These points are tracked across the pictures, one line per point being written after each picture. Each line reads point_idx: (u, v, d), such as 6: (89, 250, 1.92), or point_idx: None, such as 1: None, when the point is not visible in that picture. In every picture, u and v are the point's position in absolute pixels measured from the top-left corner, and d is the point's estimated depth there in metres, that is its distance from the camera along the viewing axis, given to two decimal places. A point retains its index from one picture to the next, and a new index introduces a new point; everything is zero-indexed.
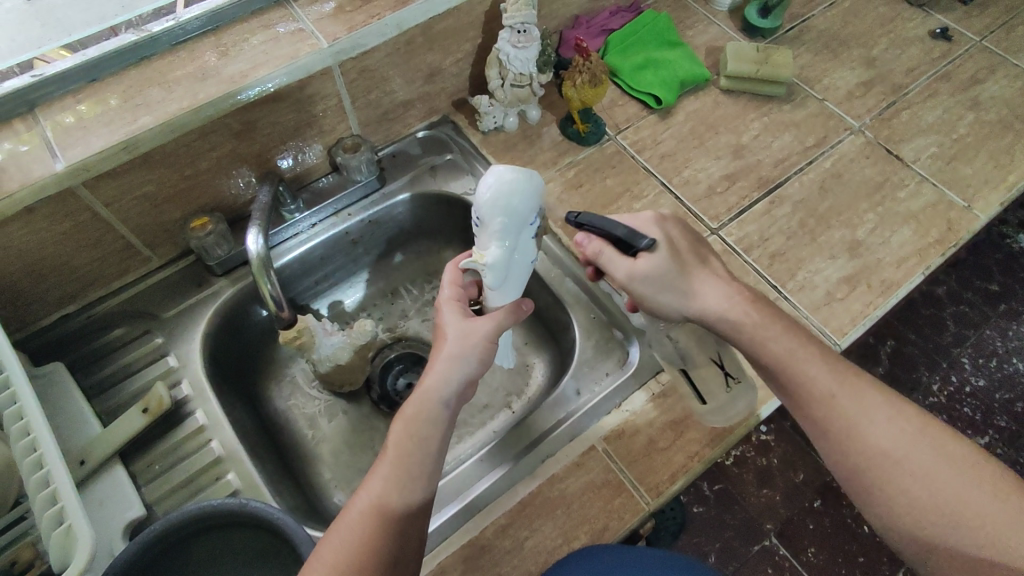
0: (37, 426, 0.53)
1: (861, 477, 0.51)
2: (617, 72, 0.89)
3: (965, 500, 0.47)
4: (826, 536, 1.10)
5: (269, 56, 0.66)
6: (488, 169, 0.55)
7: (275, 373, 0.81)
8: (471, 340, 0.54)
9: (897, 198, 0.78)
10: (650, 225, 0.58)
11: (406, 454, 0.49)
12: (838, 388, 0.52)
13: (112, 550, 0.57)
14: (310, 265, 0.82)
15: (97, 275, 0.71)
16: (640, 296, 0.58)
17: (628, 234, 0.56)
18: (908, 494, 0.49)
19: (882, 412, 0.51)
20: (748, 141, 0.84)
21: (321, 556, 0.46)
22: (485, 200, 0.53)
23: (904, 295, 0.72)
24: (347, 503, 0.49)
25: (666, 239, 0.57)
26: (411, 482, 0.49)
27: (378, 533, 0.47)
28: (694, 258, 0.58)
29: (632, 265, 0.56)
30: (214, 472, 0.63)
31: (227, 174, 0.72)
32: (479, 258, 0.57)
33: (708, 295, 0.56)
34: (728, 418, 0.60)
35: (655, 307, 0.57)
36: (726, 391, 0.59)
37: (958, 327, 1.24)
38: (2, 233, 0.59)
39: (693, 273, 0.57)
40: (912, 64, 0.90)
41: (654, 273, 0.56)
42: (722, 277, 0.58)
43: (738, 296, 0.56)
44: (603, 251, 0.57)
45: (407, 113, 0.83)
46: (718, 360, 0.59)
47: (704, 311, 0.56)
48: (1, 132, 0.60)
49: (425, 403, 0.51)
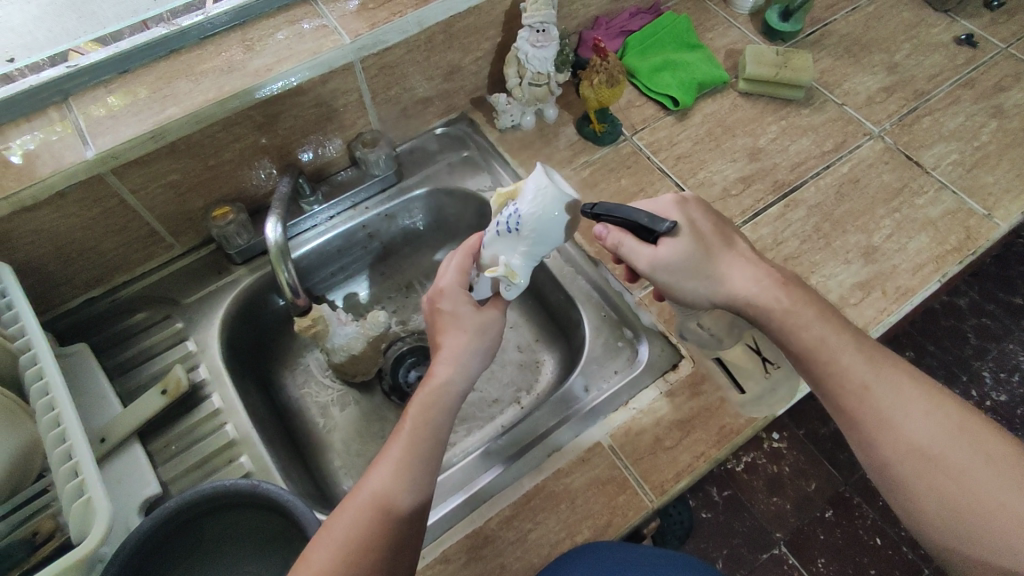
0: (62, 402, 0.55)
1: (888, 471, 0.50)
2: (635, 74, 0.89)
3: (1002, 503, 0.46)
4: (837, 547, 1.09)
5: (291, 51, 0.67)
6: (537, 182, 0.54)
7: (289, 362, 0.83)
8: (487, 333, 0.56)
9: (916, 205, 0.78)
10: (671, 209, 0.58)
11: (419, 441, 0.51)
12: (871, 377, 0.51)
13: (128, 526, 0.58)
14: (326, 257, 0.83)
15: (123, 260, 0.74)
16: (666, 284, 0.58)
17: (649, 220, 0.55)
18: (940, 492, 0.47)
19: (918, 407, 0.50)
20: (765, 144, 0.84)
21: (332, 533, 0.47)
22: (543, 217, 0.53)
23: (919, 302, 0.71)
24: (356, 484, 0.50)
25: (688, 222, 0.57)
26: (422, 467, 0.50)
27: (385, 515, 0.48)
28: (719, 240, 0.58)
29: (654, 253, 0.56)
30: (228, 454, 0.65)
31: (249, 165, 0.73)
32: (512, 275, 0.55)
33: (734, 277, 0.56)
34: (774, 406, 0.61)
35: (683, 295, 0.58)
36: (765, 377, 0.59)
37: (978, 340, 1.22)
38: (34, 217, 0.61)
39: (720, 255, 0.57)
40: (935, 70, 0.89)
41: (678, 258, 0.56)
42: (748, 257, 0.57)
43: (766, 276, 0.56)
44: (624, 241, 0.57)
45: (425, 109, 0.85)
46: (753, 345, 0.59)
47: (733, 295, 0.56)
48: (36, 120, 0.62)
49: (441, 393, 0.53)
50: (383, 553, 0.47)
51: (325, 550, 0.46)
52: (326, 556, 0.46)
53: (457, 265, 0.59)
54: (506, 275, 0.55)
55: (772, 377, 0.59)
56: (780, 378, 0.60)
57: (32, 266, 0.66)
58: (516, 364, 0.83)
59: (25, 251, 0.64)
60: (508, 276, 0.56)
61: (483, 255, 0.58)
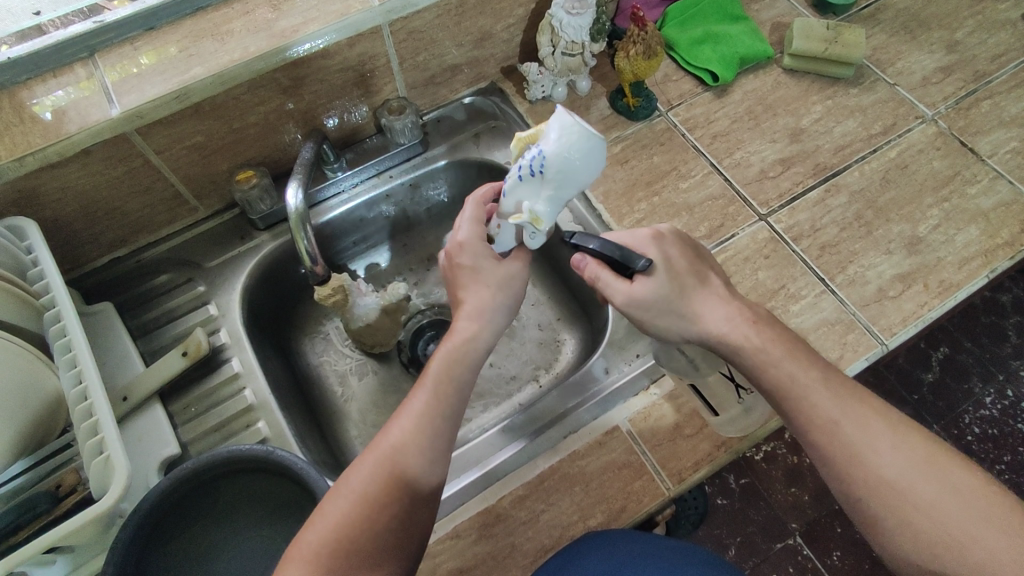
0: (86, 362, 0.56)
1: (863, 507, 0.47)
2: (674, 46, 0.85)
3: (973, 537, 0.43)
4: (853, 541, 1.07)
5: (319, 12, 0.66)
6: (571, 128, 0.48)
7: (310, 329, 0.83)
8: (508, 287, 0.56)
9: (967, 194, 0.73)
10: (647, 244, 0.54)
11: (441, 394, 0.51)
12: (843, 411, 0.48)
13: (147, 483, 0.60)
14: (350, 225, 0.83)
15: (147, 221, 0.74)
16: (638, 321, 0.54)
17: (623, 255, 0.52)
18: (912, 527, 0.45)
19: (887, 440, 0.47)
20: (807, 125, 0.80)
21: (349, 484, 0.47)
22: (577, 167, 0.49)
23: (963, 298, 0.68)
24: (374, 438, 0.50)
25: (663, 258, 0.54)
26: (441, 422, 0.50)
27: (402, 467, 0.48)
28: (693, 278, 0.54)
29: (629, 290, 0.53)
30: (246, 419, 0.65)
31: (276, 129, 0.72)
32: (535, 222, 0.53)
33: (707, 319, 0.53)
34: (750, 426, 0.59)
35: (656, 333, 0.54)
36: (738, 404, 0.58)
37: (1019, 338, 1.17)
38: (60, 173, 0.61)
39: (693, 294, 0.53)
40: (999, 50, 0.83)
41: (653, 299, 0.52)
42: (721, 296, 0.54)
43: (739, 316, 0.52)
44: (600, 275, 0.54)
45: (454, 77, 0.82)
46: (728, 372, 0.57)
47: (705, 334, 0.53)
48: (63, 76, 0.62)
49: (461, 349, 0.52)
50: (401, 505, 0.47)
51: (341, 501, 0.47)
52: (343, 507, 0.46)
53: (471, 216, 0.58)
54: (529, 223, 0.53)
55: (746, 401, 0.58)
56: (753, 401, 0.58)
57: (58, 224, 0.66)
58: (536, 342, 0.81)
59: (52, 209, 0.64)
60: (530, 221, 0.53)
61: (504, 202, 0.55)
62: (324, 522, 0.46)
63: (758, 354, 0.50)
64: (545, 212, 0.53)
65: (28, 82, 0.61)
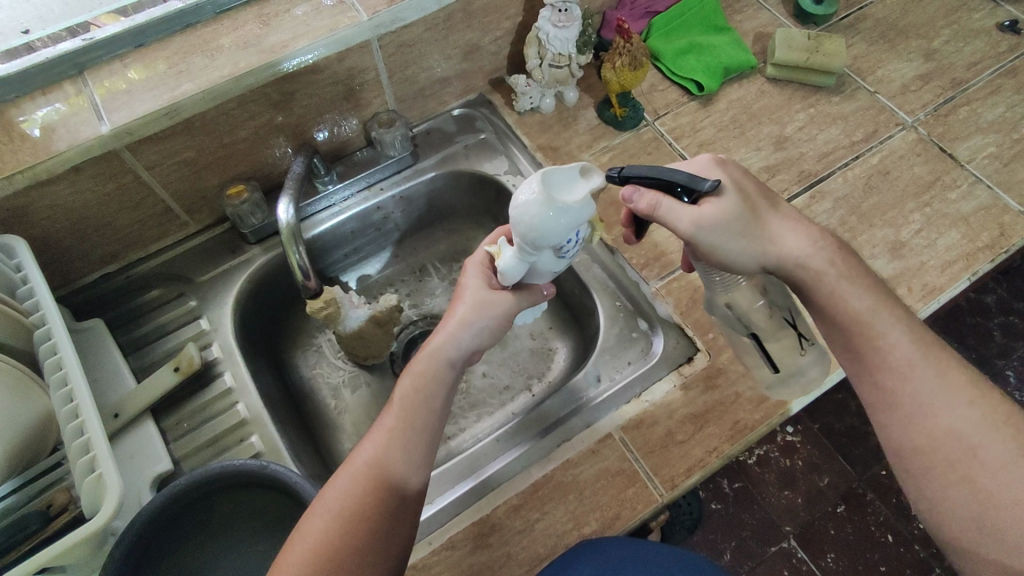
0: (77, 380, 0.55)
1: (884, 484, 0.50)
2: (659, 57, 0.87)
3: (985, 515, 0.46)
4: (847, 543, 1.07)
5: (308, 28, 0.66)
6: (538, 196, 0.46)
7: (301, 342, 0.83)
8: (486, 308, 0.55)
9: (948, 199, 0.75)
10: (711, 168, 0.54)
11: (412, 407, 0.51)
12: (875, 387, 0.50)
13: (139, 500, 0.59)
14: (341, 238, 0.83)
15: (137, 237, 0.74)
16: (708, 248, 0.52)
17: (687, 179, 0.50)
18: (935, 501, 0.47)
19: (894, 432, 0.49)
20: (791, 133, 0.81)
21: (325, 502, 0.48)
22: (527, 233, 0.47)
23: (947, 300, 0.69)
24: (348, 455, 0.50)
25: (731, 180, 0.53)
26: (412, 436, 0.50)
27: (375, 483, 0.48)
28: (764, 200, 0.54)
29: (698, 213, 0.51)
30: (239, 434, 0.65)
31: (266, 144, 0.73)
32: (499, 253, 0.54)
33: (787, 240, 0.53)
34: (807, 386, 0.58)
35: (733, 260, 0.53)
36: (801, 355, 0.56)
37: (1004, 338, 1.19)
38: (49, 190, 0.61)
39: (769, 218, 0.53)
40: (975, 58, 0.85)
41: (725, 219, 0.51)
42: (795, 219, 0.54)
43: (819, 239, 0.54)
44: (661, 203, 0.51)
45: (443, 90, 0.83)
46: (791, 320, 0.55)
47: (784, 256, 0.53)
48: (51, 93, 0.62)
49: (431, 364, 0.52)
50: (379, 519, 0.47)
51: (317, 520, 0.47)
52: (319, 523, 0.47)
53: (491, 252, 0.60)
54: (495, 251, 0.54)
55: (807, 356, 0.56)
56: (814, 355, 0.56)
57: (48, 242, 0.66)
58: (527, 351, 0.82)
59: (43, 226, 0.64)
60: (494, 255, 0.55)
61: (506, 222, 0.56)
62: (302, 542, 0.46)
63: (835, 284, 0.52)
64: (508, 253, 0.52)
65: (16, 101, 0.61)
